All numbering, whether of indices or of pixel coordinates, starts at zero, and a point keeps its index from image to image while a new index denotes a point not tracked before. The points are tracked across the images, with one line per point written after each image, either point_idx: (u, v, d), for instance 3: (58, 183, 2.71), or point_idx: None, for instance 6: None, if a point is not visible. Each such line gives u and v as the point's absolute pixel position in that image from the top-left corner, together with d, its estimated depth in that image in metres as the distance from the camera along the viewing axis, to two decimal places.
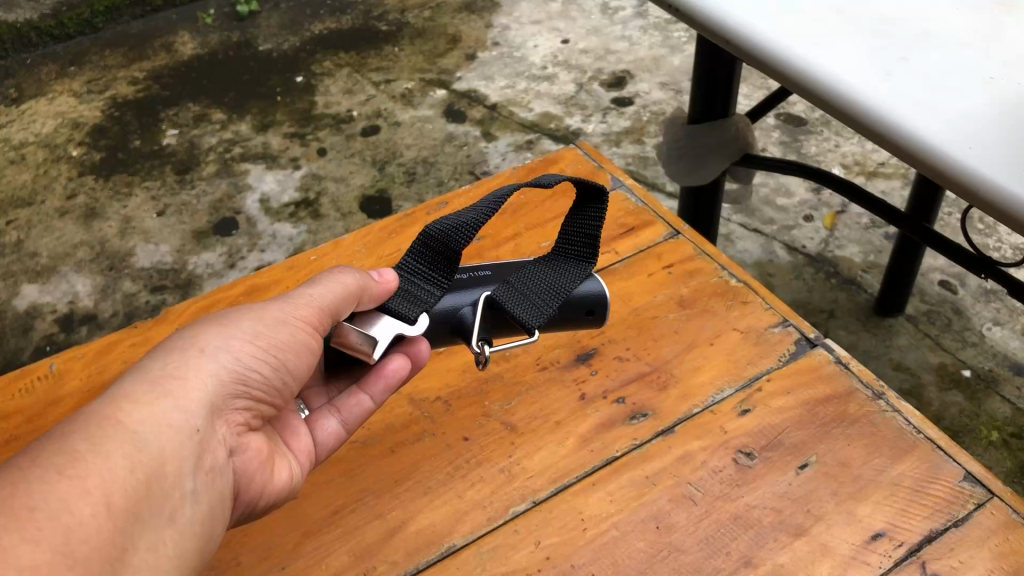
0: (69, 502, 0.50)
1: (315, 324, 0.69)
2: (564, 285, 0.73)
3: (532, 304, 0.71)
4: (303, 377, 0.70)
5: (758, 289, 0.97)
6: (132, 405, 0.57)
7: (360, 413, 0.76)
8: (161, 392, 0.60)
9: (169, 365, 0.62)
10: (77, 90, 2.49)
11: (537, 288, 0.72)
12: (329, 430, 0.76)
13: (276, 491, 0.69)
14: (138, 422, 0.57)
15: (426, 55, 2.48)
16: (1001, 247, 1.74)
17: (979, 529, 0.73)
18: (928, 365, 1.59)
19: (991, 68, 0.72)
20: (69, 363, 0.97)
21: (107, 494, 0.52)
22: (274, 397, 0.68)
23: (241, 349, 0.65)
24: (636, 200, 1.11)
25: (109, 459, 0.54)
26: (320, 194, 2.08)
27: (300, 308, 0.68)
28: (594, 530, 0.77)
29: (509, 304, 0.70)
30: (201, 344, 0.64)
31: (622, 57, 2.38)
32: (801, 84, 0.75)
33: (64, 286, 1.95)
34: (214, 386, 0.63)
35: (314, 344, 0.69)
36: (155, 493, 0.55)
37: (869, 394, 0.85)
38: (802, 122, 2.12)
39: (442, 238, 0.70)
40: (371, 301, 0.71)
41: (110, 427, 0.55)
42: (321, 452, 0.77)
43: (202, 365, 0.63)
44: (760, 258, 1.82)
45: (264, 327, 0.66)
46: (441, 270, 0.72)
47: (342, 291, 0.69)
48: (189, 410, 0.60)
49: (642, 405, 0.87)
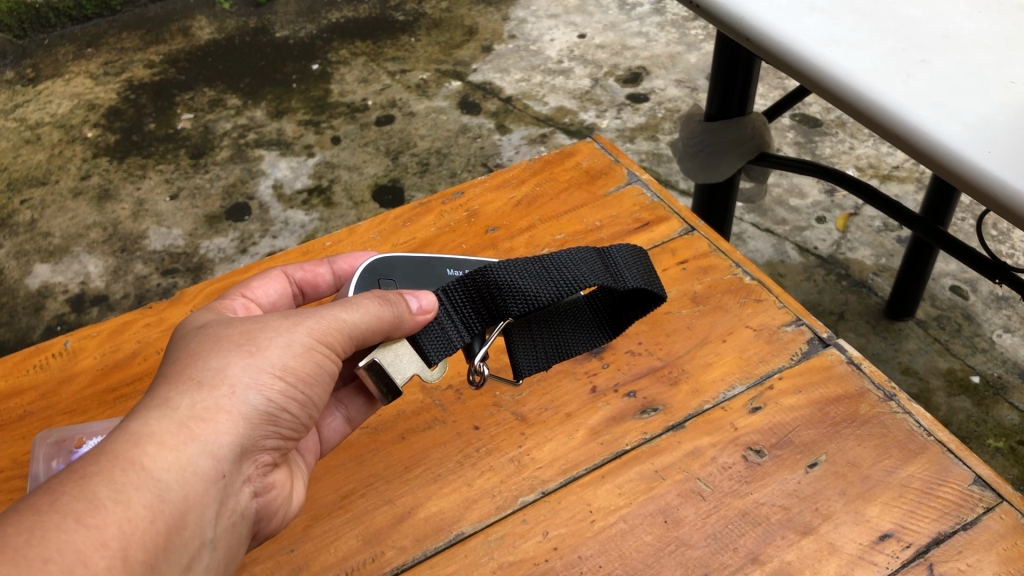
0: (85, 554, 0.47)
1: (341, 350, 0.65)
2: (570, 348, 0.78)
3: (533, 355, 0.76)
4: (323, 400, 0.67)
5: (772, 287, 0.97)
6: (157, 449, 0.54)
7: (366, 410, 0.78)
8: (188, 435, 0.55)
9: (197, 402, 0.57)
10: (93, 72, 2.50)
11: (546, 341, 0.78)
12: (336, 429, 0.77)
13: (287, 509, 0.68)
14: (162, 469, 0.53)
15: (442, 46, 2.48)
16: (1014, 254, 1.73)
17: (988, 533, 0.73)
18: (937, 370, 1.59)
19: (1012, 73, 0.72)
20: (84, 342, 0.97)
21: (126, 546, 0.49)
22: (298, 427, 0.65)
23: (270, 385, 0.61)
24: (651, 194, 1.11)
25: (130, 507, 0.51)
26: (332, 182, 2.09)
27: (327, 332, 0.63)
28: (602, 522, 0.77)
29: (516, 347, 0.76)
30: (231, 377, 0.59)
31: (638, 53, 2.38)
32: (820, 84, 0.75)
33: (76, 267, 1.95)
34: (242, 427, 0.59)
35: (335, 369, 0.66)
36: (174, 543, 0.53)
37: (881, 395, 0.85)
38: (817, 124, 2.12)
39: (494, 294, 0.70)
40: (404, 335, 0.68)
41: (133, 474, 0.52)
42: (324, 448, 0.77)
43: (232, 405, 0.58)
44: (771, 258, 1.82)
45: (294, 359, 0.62)
46: (479, 318, 0.72)
47: (377, 324, 0.66)
48: (216, 454, 0.57)
49: (653, 399, 0.87)
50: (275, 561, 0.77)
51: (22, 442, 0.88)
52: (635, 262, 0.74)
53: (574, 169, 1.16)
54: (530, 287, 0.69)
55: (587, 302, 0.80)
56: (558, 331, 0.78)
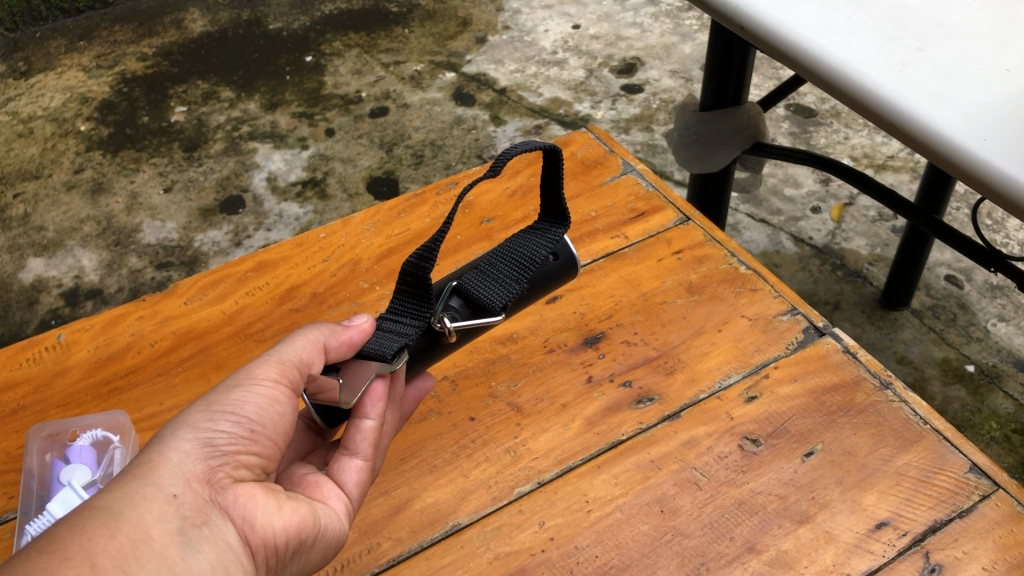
0: (49, 569, 0.48)
1: (281, 377, 0.64)
2: (528, 253, 0.69)
3: (496, 282, 0.68)
4: (284, 428, 0.64)
5: (767, 277, 0.97)
6: (100, 494, 0.55)
7: (370, 436, 0.66)
8: (127, 476, 0.56)
9: (137, 457, 0.58)
10: (85, 65, 2.48)
11: (503, 268, 0.69)
12: (352, 470, 0.67)
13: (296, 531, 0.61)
14: (110, 502, 0.54)
15: (436, 37, 2.47)
16: (1008, 243, 1.73)
17: (984, 520, 0.73)
18: (932, 359, 1.59)
19: (1007, 61, 0.72)
20: (77, 335, 0.97)
21: (91, 556, 0.50)
22: (258, 446, 0.62)
23: (202, 414, 0.61)
24: (646, 184, 1.11)
25: (88, 531, 0.51)
26: (327, 174, 2.08)
27: (258, 365, 0.64)
28: (598, 512, 0.77)
29: (470, 287, 0.68)
30: (164, 425, 0.60)
31: (632, 43, 2.37)
32: (815, 73, 0.75)
33: (69, 261, 1.95)
34: (181, 456, 0.58)
35: (279, 393, 0.64)
36: (144, 554, 0.52)
37: (876, 383, 0.85)
38: (812, 114, 2.11)
39: (408, 274, 0.66)
40: (343, 349, 0.68)
41: (81, 514, 0.53)
42: (350, 499, 0.66)
43: (165, 442, 0.59)
44: (767, 248, 1.81)
45: (223, 391, 0.63)
46: (420, 301, 0.67)
47: (307, 345, 0.67)
48: (158, 482, 0.56)
49: (649, 389, 0.87)
50: None
51: (16, 435, 0.87)
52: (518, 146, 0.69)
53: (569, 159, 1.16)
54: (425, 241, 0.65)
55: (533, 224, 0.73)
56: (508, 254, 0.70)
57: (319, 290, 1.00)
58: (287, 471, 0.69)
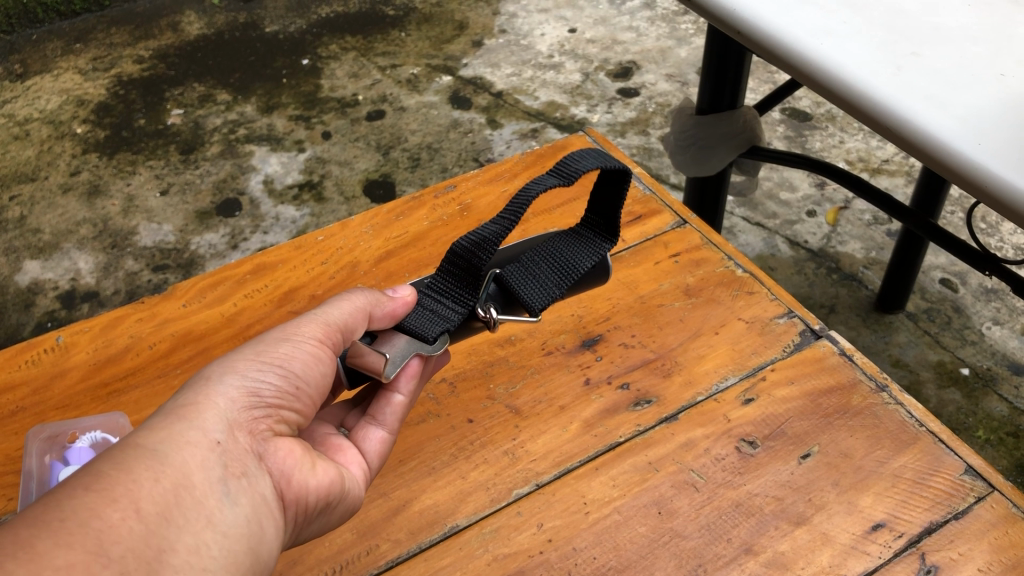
0: (98, 509, 0.48)
1: (324, 336, 0.68)
2: (574, 263, 0.74)
3: (540, 285, 0.73)
4: (321, 386, 0.67)
5: (764, 280, 0.97)
6: (146, 431, 0.56)
7: (398, 409, 0.72)
8: (174, 418, 0.58)
9: (182, 398, 0.60)
10: (82, 67, 2.48)
11: (546, 268, 0.74)
12: (376, 438, 0.72)
13: (324, 488, 0.65)
14: (156, 442, 0.55)
15: (433, 40, 2.47)
16: (1003, 247, 1.74)
17: (979, 522, 0.74)
18: (927, 362, 1.60)
19: (1002, 66, 0.72)
20: (76, 337, 0.97)
21: (135, 500, 0.51)
22: (295, 403, 0.65)
23: (247, 367, 0.63)
24: (644, 188, 1.11)
25: (133, 472, 0.52)
26: (323, 177, 2.09)
27: (301, 324, 0.68)
28: (596, 514, 0.77)
29: (516, 283, 0.73)
30: (207, 372, 0.63)
31: (629, 47, 2.38)
32: (811, 78, 0.76)
33: (66, 264, 1.95)
34: (226, 403, 0.61)
35: (322, 353, 0.67)
36: (185, 500, 0.53)
37: (872, 386, 0.85)
38: (807, 118, 2.12)
39: (464, 258, 0.71)
40: (386, 319, 0.72)
41: (129, 450, 0.54)
42: (373, 465, 0.71)
43: (211, 388, 0.61)
44: (762, 251, 1.82)
45: (266, 347, 0.66)
46: (468, 288, 0.72)
47: (351, 309, 0.70)
48: (203, 427, 0.58)
49: (646, 391, 0.87)
50: None
51: (15, 437, 0.87)
52: (589, 154, 0.74)
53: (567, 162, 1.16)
54: (490, 231, 0.71)
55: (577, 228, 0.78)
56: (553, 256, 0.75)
57: (318, 292, 1.00)
58: (308, 429, 0.73)
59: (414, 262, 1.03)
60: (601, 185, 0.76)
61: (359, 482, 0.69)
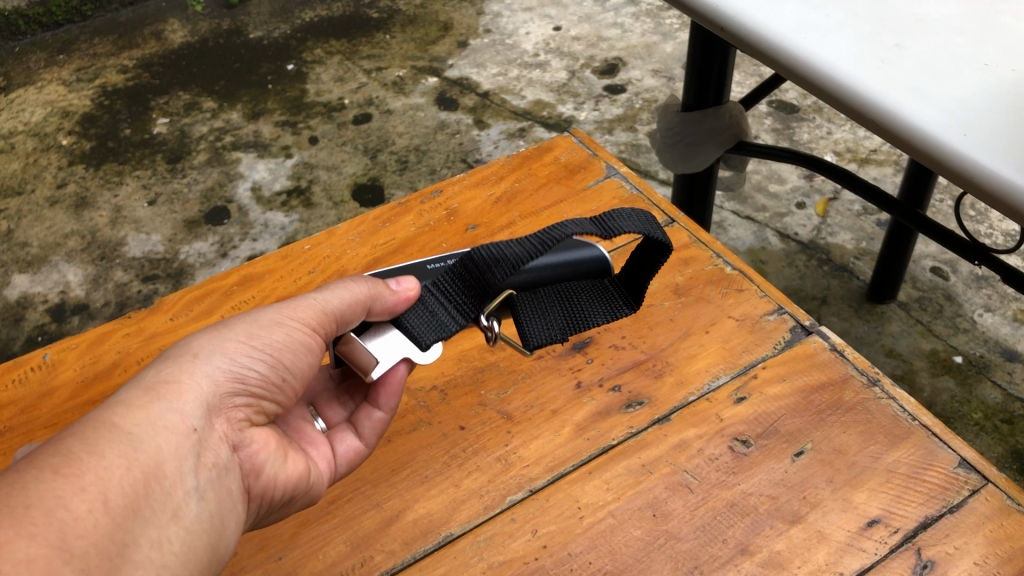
0: (65, 499, 0.48)
1: (316, 325, 0.66)
2: (586, 317, 0.74)
3: (544, 326, 0.73)
4: (305, 376, 0.67)
5: (753, 277, 0.97)
6: (124, 408, 0.56)
7: (377, 425, 0.75)
8: (154, 396, 0.57)
9: (163, 371, 0.60)
10: (65, 79, 2.47)
11: (554, 315, 0.74)
12: (350, 444, 0.75)
13: (288, 482, 0.67)
14: (133, 424, 0.55)
15: (417, 42, 2.46)
16: (992, 234, 1.75)
17: (974, 515, 0.74)
18: (920, 351, 1.60)
19: (984, 56, 0.72)
20: (63, 354, 0.96)
21: (104, 490, 0.50)
22: (274, 394, 0.66)
23: (235, 350, 0.63)
24: (631, 187, 1.11)
25: (105, 457, 0.52)
26: (311, 182, 2.08)
27: (298, 307, 0.66)
28: (590, 518, 0.77)
29: (523, 315, 0.73)
30: (195, 346, 0.62)
31: (614, 44, 2.37)
32: (796, 72, 0.75)
33: (55, 277, 1.94)
34: (208, 388, 0.60)
35: (313, 342, 0.67)
36: (154, 491, 0.53)
37: (864, 381, 0.85)
38: (794, 110, 2.12)
39: (480, 269, 0.68)
40: (384, 313, 0.68)
41: (105, 429, 0.54)
42: (340, 469, 0.74)
43: (196, 368, 0.60)
44: (753, 245, 1.82)
45: (258, 328, 0.65)
46: (473, 299, 0.68)
47: (350, 298, 0.67)
48: (183, 411, 0.58)
49: (638, 393, 0.87)
50: (264, 567, 0.76)
51: (3, 458, 0.87)
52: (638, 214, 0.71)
53: (553, 163, 1.15)
54: (514, 251, 0.68)
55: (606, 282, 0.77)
56: (565, 305, 0.75)
57: None
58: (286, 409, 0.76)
59: None
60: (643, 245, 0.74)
61: (322, 478, 0.71)
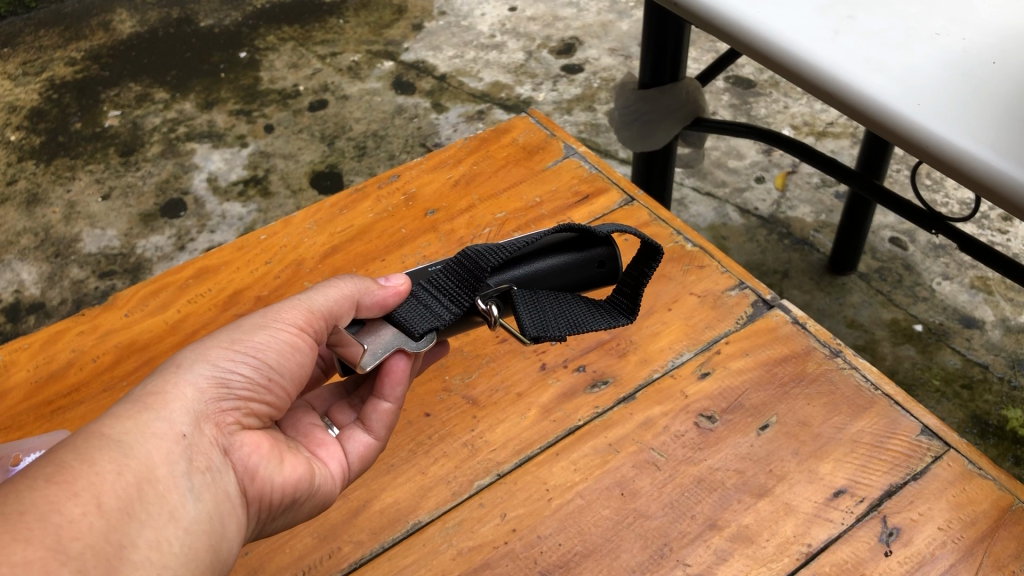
0: (59, 503, 0.47)
1: (304, 325, 0.66)
2: (583, 321, 0.68)
3: (540, 318, 0.67)
4: (295, 376, 0.66)
5: (714, 253, 0.97)
6: (112, 420, 0.55)
7: (385, 416, 0.71)
8: (142, 407, 0.56)
9: (149, 386, 0.59)
10: (11, 73, 2.41)
11: (557, 313, 0.68)
12: (360, 441, 0.71)
13: (290, 485, 0.64)
14: (121, 433, 0.54)
15: (372, 26, 2.43)
16: (948, 202, 1.77)
17: (937, 481, 0.74)
18: (881, 321, 1.61)
19: (935, 24, 0.72)
20: (16, 355, 0.94)
21: (98, 494, 0.49)
22: (265, 395, 0.64)
23: (220, 356, 0.62)
24: (590, 166, 1.10)
25: (96, 464, 0.51)
26: (268, 172, 2.05)
27: (282, 311, 0.66)
28: (559, 499, 0.77)
29: (519, 304, 0.67)
30: (179, 358, 0.61)
31: (570, 23, 2.36)
32: (749, 46, 0.75)
33: (8, 275, 1.90)
34: (194, 394, 0.59)
35: (301, 341, 0.66)
36: (148, 494, 0.52)
37: (826, 352, 0.85)
38: (751, 84, 2.12)
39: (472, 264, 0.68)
40: (376, 307, 0.68)
41: (93, 440, 0.53)
42: (354, 470, 0.71)
43: (180, 378, 0.59)
44: (713, 221, 1.82)
45: (242, 333, 0.64)
46: (466, 290, 0.68)
47: (337, 296, 0.68)
48: (170, 418, 0.57)
49: (603, 372, 0.86)
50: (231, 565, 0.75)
51: None
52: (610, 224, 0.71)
53: (510, 145, 1.15)
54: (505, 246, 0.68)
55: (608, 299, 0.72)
56: (569, 306, 0.70)
57: (263, 294, 0.98)
58: (294, 417, 0.73)
59: (362, 256, 1.01)
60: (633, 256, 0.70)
61: (333, 479, 0.68)
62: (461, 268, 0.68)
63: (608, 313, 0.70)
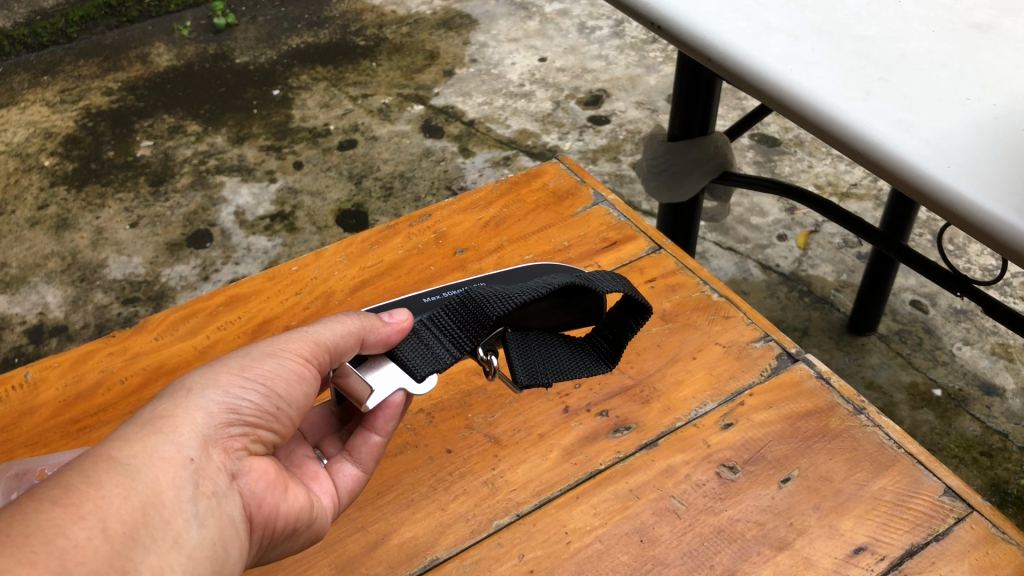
0: (64, 527, 0.47)
1: (309, 356, 0.66)
2: (568, 370, 0.72)
3: (531, 369, 0.71)
4: (300, 406, 0.66)
5: (739, 304, 0.97)
6: (120, 443, 0.54)
7: (374, 449, 0.72)
8: (150, 429, 0.56)
9: (157, 409, 0.58)
10: (49, 100, 2.47)
11: (544, 360, 0.72)
12: (348, 474, 0.72)
13: (292, 513, 0.64)
14: (130, 457, 0.53)
15: (404, 70, 2.48)
16: (971, 268, 1.77)
17: (960, 543, 0.74)
18: (900, 383, 1.61)
19: (967, 90, 0.73)
20: (45, 372, 0.95)
21: (103, 518, 0.49)
22: (272, 422, 0.64)
23: (229, 382, 0.61)
24: (618, 214, 1.11)
25: (104, 487, 0.50)
26: (295, 208, 2.07)
27: (291, 341, 0.66)
28: (578, 543, 0.76)
29: (513, 352, 0.70)
30: (188, 382, 0.60)
31: (598, 75, 2.39)
32: (780, 101, 0.76)
33: (33, 297, 1.92)
34: (204, 419, 0.59)
35: (306, 371, 0.66)
36: (153, 519, 0.52)
37: (850, 409, 0.85)
38: (776, 143, 2.14)
39: (475, 307, 0.70)
40: (380, 344, 0.70)
41: (101, 461, 0.52)
42: (342, 502, 0.72)
43: (190, 402, 0.59)
44: (734, 275, 1.83)
45: (251, 360, 0.64)
46: (469, 334, 0.70)
47: (343, 330, 0.68)
48: (179, 442, 0.56)
49: (626, 418, 0.87)
50: None
51: None
52: (614, 276, 0.72)
53: (541, 189, 1.16)
54: (512, 292, 0.70)
55: (586, 338, 0.76)
56: (554, 349, 0.74)
57: (291, 324, 0.99)
58: (288, 446, 0.73)
59: (390, 290, 1.02)
60: (618, 308, 0.74)
61: (326, 512, 0.69)
62: (464, 309, 0.70)
63: (586, 356, 0.75)
